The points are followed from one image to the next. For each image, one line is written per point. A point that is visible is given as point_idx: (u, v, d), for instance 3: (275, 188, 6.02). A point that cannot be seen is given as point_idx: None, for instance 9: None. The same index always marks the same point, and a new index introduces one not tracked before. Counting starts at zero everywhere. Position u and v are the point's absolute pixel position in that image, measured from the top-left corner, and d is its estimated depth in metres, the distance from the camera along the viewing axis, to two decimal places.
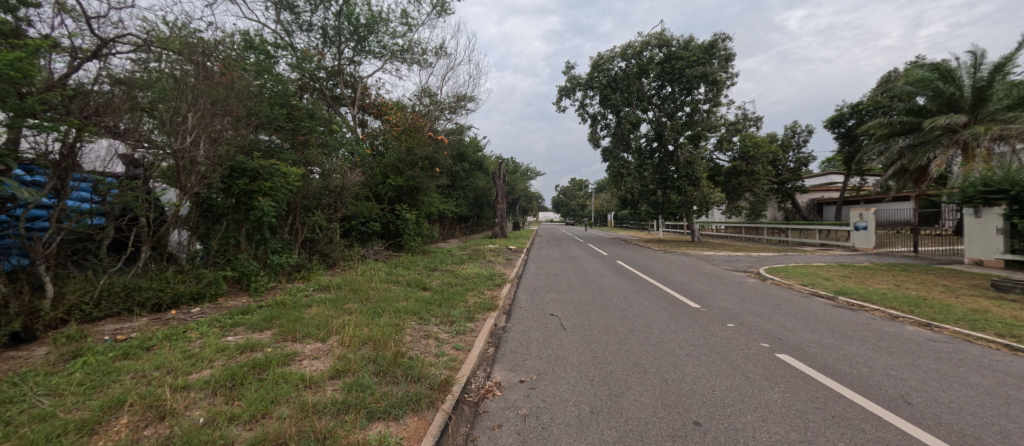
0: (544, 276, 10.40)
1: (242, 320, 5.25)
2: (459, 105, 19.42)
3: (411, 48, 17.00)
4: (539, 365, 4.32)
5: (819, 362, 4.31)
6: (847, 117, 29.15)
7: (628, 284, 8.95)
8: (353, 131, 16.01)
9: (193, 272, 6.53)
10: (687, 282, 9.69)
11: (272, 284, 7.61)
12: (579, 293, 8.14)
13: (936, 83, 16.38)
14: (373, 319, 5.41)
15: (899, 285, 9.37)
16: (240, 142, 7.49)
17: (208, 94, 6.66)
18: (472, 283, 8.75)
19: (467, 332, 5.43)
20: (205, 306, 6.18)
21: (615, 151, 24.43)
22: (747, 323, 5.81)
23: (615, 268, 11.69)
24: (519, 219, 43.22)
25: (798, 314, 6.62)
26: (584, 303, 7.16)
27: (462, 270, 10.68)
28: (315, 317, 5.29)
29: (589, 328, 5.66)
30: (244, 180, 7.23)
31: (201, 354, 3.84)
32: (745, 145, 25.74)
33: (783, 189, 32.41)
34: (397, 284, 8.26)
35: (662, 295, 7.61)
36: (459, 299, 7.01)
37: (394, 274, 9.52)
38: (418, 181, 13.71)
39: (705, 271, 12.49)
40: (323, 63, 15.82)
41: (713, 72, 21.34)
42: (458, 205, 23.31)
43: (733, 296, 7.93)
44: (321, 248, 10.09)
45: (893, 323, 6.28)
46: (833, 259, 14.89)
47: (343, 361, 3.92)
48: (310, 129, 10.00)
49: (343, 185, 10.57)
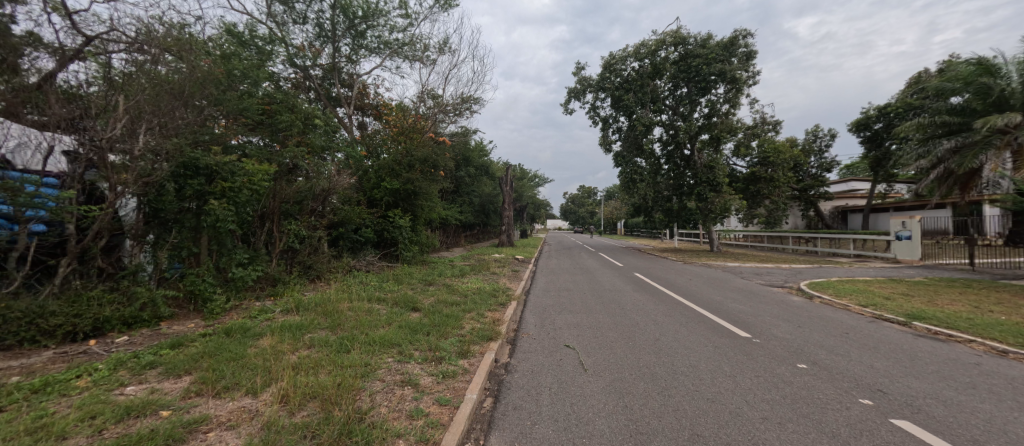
0: (555, 292, 9.07)
1: (166, 355, 4.03)
2: (463, 106, 18.28)
3: (412, 44, 16.04)
4: (554, 435, 3.03)
5: (964, 437, 2.97)
6: (874, 120, 27.56)
7: (655, 304, 7.60)
8: (349, 131, 14.96)
9: (128, 291, 5.30)
10: (722, 300, 8.33)
11: (234, 304, 6.40)
12: (597, 315, 6.83)
13: (980, 80, 13.57)
14: (337, 357, 4.14)
15: (978, 307, 7.89)
16: (199, 136, 6.37)
17: (184, 94, 5.86)
18: (471, 302, 7.47)
19: (459, 375, 4.12)
20: (139, 334, 4.94)
21: (628, 156, 23.09)
22: (823, 364, 4.45)
23: (635, 283, 10.35)
24: (527, 228, 41.89)
25: (879, 348, 5.24)
26: (605, 330, 5.87)
27: (462, 285, 9.38)
28: (261, 353, 4.05)
29: (617, 369, 4.36)
30: (199, 180, 6.09)
31: (56, 425, 2.61)
32: (765, 150, 24.29)
33: (805, 196, 30.66)
34: (382, 303, 7.00)
35: (702, 321, 6.25)
36: (453, 325, 5.72)
37: (384, 290, 8.28)
38: (416, 185, 12.50)
39: (737, 285, 11.07)
40: (317, 59, 14.83)
41: (732, 70, 19.89)
42: (462, 211, 22.14)
43: (786, 321, 6.53)
44: (302, 259, 8.89)
45: (1009, 362, 4.88)
46: (876, 272, 13.38)
47: (265, 436, 2.64)
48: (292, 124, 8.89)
49: (328, 186, 9.35)
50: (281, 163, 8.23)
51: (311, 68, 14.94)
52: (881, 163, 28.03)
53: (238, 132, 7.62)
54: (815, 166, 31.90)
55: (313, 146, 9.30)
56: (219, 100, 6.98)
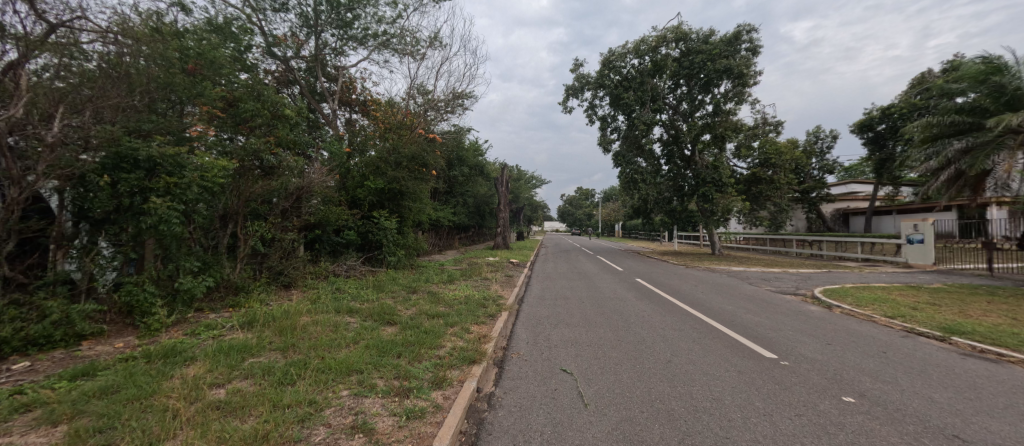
0: (550, 302, 8.25)
1: (56, 390, 3.20)
2: (455, 102, 17.52)
3: (402, 36, 15.28)
4: None
5: None
6: (877, 121, 26.97)
7: (662, 316, 6.81)
8: (333, 127, 14.11)
9: (39, 303, 4.50)
10: (734, 311, 7.54)
11: (179, 318, 5.58)
12: (597, 330, 6.04)
13: (995, 78, 12.80)
14: (277, 392, 3.31)
15: (1017, 319, 7.13)
16: (141, 126, 5.54)
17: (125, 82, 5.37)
18: (456, 314, 6.63)
19: (426, 414, 3.31)
20: (46, 358, 4.14)
21: (628, 155, 22.28)
22: (875, 398, 3.66)
23: (637, 290, 9.55)
24: (523, 230, 40.98)
25: (931, 373, 4.44)
26: (608, 349, 5.09)
27: (448, 293, 8.54)
28: (177, 389, 3.23)
29: (624, 404, 3.56)
30: (137, 175, 5.22)
31: None
32: (767, 151, 23.64)
33: (807, 198, 29.93)
34: (354, 316, 6.18)
35: (719, 338, 5.45)
36: (431, 343, 4.89)
37: (360, 299, 7.45)
38: (403, 184, 11.65)
39: (747, 292, 10.29)
40: (300, 50, 14.04)
41: (738, 66, 19.07)
42: (455, 213, 21.34)
43: (812, 338, 5.76)
44: (272, 264, 8.05)
45: None
46: (890, 278, 12.64)
47: None
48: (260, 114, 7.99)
49: (303, 184, 8.51)
50: (249, 158, 7.35)
51: (293, 59, 14.16)
52: (885, 165, 27.41)
53: (198, 123, 6.73)
54: (816, 168, 31.32)
55: (285, 140, 8.44)
56: (168, 85, 6.11)
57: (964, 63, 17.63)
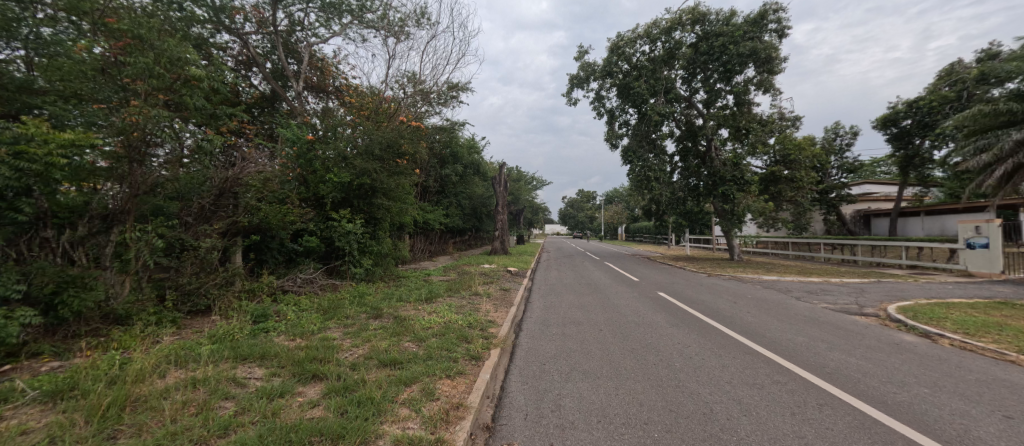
0: (557, 331, 6.13)
1: None
2: (449, 93, 15.72)
3: (382, 12, 13.28)
4: None
5: None
6: (903, 115, 24.67)
7: (723, 362, 4.68)
8: (299, 114, 12.07)
9: None
10: (818, 348, 5.40)
11: None
12: (637, 390, 3.93)
13: None
14: None
15: None
16: None
17: None
18: (424, 359, 4.51)
19: None
20: None
21: (639, 151, 20.18)
22: None
23: (667, 312, 7.42)
24: (523, 232, 38.71)
25: None
26: (662, 438, 3.03)
27: (422, 318, 6.43)
28: None
29: None
30: None
31: None
32: (784, 147, 21.62)
33: (826, 199, 27.86)
34: (266, 364, 4.08)
35: (846, 419, 3.32)
36: (360, 435, 2.80)
37: (292, 332, 5.32)
38: (374, 179, 9.55)
39: (806, 312, 8.12)
40: (263, 26, 12.05)
41: (766, 48, 16.96)
42: (447, 215, 19.32)
43: (976, 407, 3.65)
44: (183, 282, 5.96)
45: None
46: (963, 291, 10.48)
47: None
48: (192, 88, 6.03)
49: (230, 173, 6.48)
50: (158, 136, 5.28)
51: (253, 35, 12.24)
52: (912, 164, 25.31)
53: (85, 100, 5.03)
54: (836, 167, 29.25)
55: (195, 114, 6.33)
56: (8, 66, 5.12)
57: (997, 42, 17.57)
